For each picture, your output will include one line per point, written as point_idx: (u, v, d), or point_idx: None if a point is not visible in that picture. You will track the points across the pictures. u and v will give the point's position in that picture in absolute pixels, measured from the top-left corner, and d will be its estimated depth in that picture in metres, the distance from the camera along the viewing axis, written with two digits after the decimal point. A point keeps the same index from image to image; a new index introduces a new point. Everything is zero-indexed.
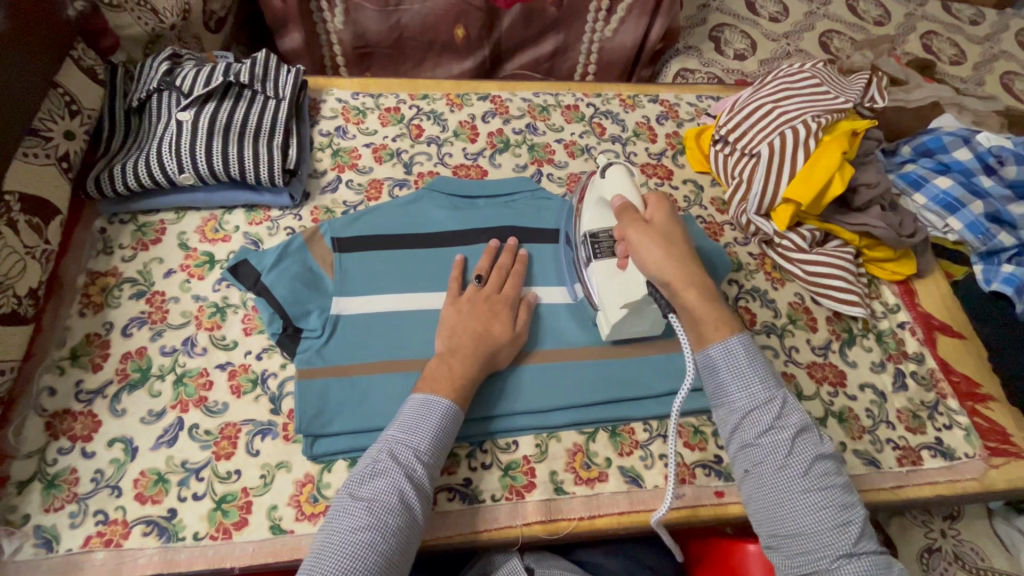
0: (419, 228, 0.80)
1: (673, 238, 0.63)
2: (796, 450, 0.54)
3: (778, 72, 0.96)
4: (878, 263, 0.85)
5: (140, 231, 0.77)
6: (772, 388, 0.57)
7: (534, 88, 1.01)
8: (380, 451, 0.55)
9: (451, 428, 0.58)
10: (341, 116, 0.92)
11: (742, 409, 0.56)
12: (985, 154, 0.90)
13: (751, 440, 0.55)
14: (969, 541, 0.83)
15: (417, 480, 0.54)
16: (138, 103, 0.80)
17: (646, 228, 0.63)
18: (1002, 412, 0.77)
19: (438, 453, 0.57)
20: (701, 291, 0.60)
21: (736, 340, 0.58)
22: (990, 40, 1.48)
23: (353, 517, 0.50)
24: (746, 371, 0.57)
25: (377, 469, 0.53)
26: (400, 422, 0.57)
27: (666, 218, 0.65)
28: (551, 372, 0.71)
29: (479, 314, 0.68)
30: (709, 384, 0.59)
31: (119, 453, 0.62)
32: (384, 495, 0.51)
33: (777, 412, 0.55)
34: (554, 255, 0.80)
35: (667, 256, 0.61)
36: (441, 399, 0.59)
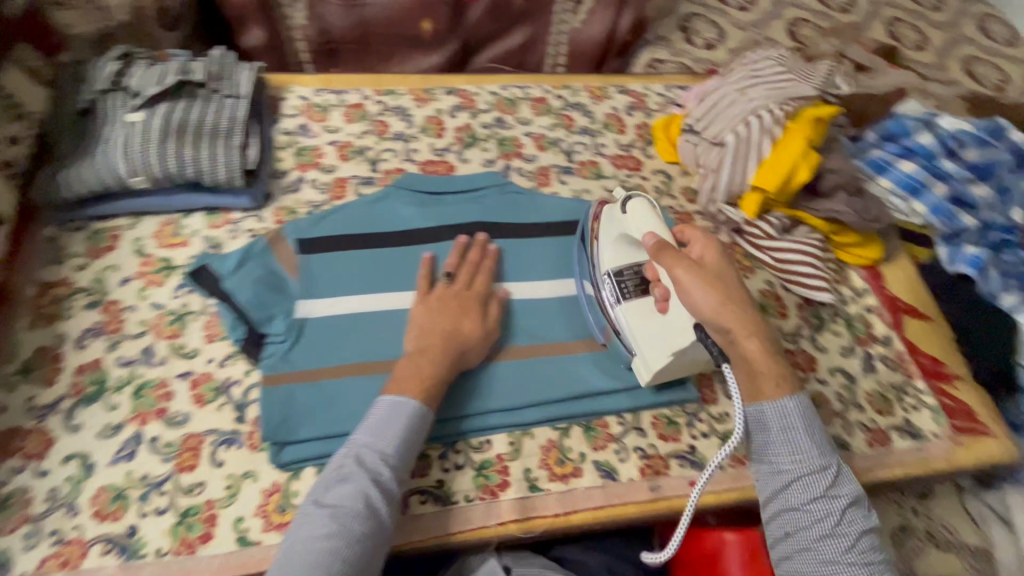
0: (386, 226, 0.78)
1: (726, 280, 0.62)
2: (845, 522, 0.56)
3: (743, 60, 0.96)
4: (846, 249, 0.86)
5: (94, 239, 0.74)
6: (827, 458, 0.58)
7: (501, 81, 0.99)
8: (346, 456, 0.54)
9: (420, 429, 0.58)
10: (303, 114, 0.89)
11: (794, 473, 0.58)
12: (946, 137, 0.91)
13: (798, 505, 0.57)
14: (940, 517, 0.85)
15: (384, 485, 0.53)
16: (86, 105, 0.77)
17: (699, 271, 0.62)
18: (969, 390, 0.79)
19: (407, 456, 0.56)
20: (760, 340, 0.59)
21: (793, 404, 0.59)
22: (952, 25, 1.51)
23: (318, 524, 0.50)
24: (800, 437, 0.58)
25: (344, 474, 0.53)
26: (366, 425, 0.56)
27: (716, 258, 0.64)
28: (524, 369, 0.70)
29: (449, 312, 0.67)
30: (758, 441, 0.61)
31: (75, 470, 0.59)
32: (350, 502, 0.51)
33: (830, 482, 0.57)
34: (525, 250, 0.79)
35: (723, 302, 0.60)
36: (409, 400, 0.58)
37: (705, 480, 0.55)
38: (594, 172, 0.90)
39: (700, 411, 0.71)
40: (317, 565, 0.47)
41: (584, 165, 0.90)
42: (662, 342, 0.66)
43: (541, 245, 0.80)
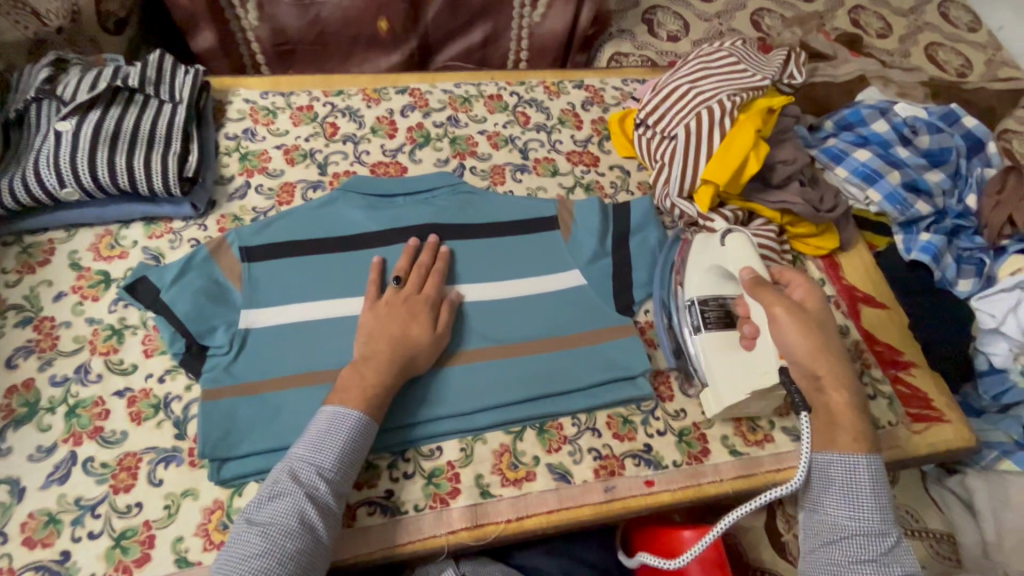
0: (334, 231, 0.77)
1: (825, 328, 0.63)
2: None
3: (698, 51, 0.95)
4: (802, 239, 0.86)
5: (26, 253, 0.71)
6: (888, 524, 0.56)
7: (455, 79, 0.98)
8: (283, 470, 0.54)
9: (361, 440, 0.57)
10: (249, 118, 0.87)
11: (851, 530, 0.56)
12: (900, 125, 0.92)
13: (844, 562, 0.55)
14: (903, 503, 0.84)
15: (320, 500, 0.53)
16: (16, 115, 0.74)
17: (802, 315, 0.63)
18: (926, 378, 0.79)
19: (347, 469, 0.56)
20: (844, 394, 0.61)
21: (865, 461, 0.58)
22: (914, 12, 1.51)
23: (249, 542, 0.49)
24: (863, 495, 0.57)
25: (277, 490, 0.52)
26: (306, 438, 0.56)
27: (817, 306, 0.65)
28: (477, 372, 0.68)
29: (397, 318, 0.65)
30: (817, 489, 0.60)
31: (5, 496, 0.57)
32: (285, 519, 0.50)
33: (886, 549, 0.55)
34: (477, 250, 0.78)
35: (818, 348, 0.61)
36: (350, 412, 0.57)
37: (755, 506, 0.55)
38: (549, 169, 0.88)
39: (657, 408, 0.71)
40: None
41: (540, 162, 0.89)
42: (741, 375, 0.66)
43: (493, 245, 0.79)
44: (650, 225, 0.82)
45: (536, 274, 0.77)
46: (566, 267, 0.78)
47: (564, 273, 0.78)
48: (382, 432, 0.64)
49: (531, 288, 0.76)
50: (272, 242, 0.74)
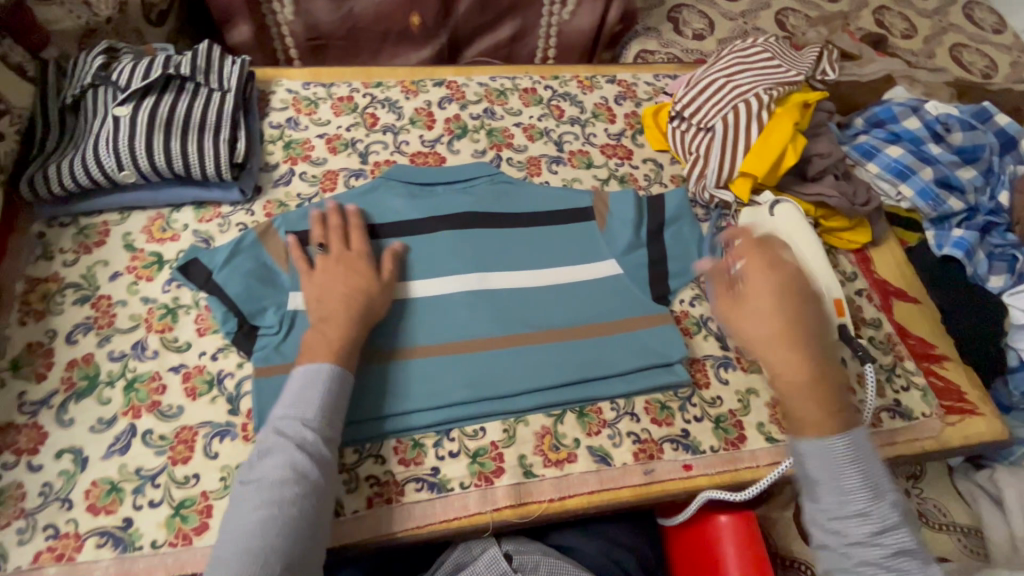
0: (378, 217, 0.78)
1: (767, 308, 0.57)
2: (890, 566, 0.49)
3: (731, 47, 0.97)
4: (836, 233, 0.87)
5: (82, 234, 0.73)
6: (875, 497, 0.51)
7: (491, 73, 0.99)
8: (268, 432, 0.56)
9: (340, 389, 0.59)
10: (292, 107, 0.89)
11: (843, 511, 0.51)
12: (933, 122, 0.92)
13: (836, 544, 0.51)
14: (931, 497, 0.86)
15: (311, 446, 0.55)
16: (72, 101, 0.76)
17: (736, 307, 0.60)
18: (957, 371, 0.80)
19: (329, 418, 0.57)
20: (798, 378, 0.54)
21: (840, 436, 0.52)
22: (938, 13, 1.51)
23: (249, 498, 0.51)
24: (847, 474, 0.51)
25: (266, 448, 0.54)
26: (284, 399, 0.58)
27: (767, 286, 0.58)
28: (440, 359, 0.68)
29: (336, 279, 0.67)
30: (803, 476, 0.54)
31: (69, 465, 0.59)
32: (275, 470, 0.52)
33: (881, 524, 0.50)
34: (517, 239, 0.79)
35: (754, 338, 0.57)
36: (321, 367, 0.59)
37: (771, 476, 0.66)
38: (584, 162, 0.90)
39: (693, 395, 0.72)
40: (250, 532, 0.49)
41: (575, 155, 0.90)
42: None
43: (533, 234, 0.80)
44: (684, 219, 0.84)
45: (574, 263, 0.78)
46: (603, 257, 0.79)
47: (601, 263, 0.79)
48: (353, 426, 0.64)
49: (571, 276, 0.77)
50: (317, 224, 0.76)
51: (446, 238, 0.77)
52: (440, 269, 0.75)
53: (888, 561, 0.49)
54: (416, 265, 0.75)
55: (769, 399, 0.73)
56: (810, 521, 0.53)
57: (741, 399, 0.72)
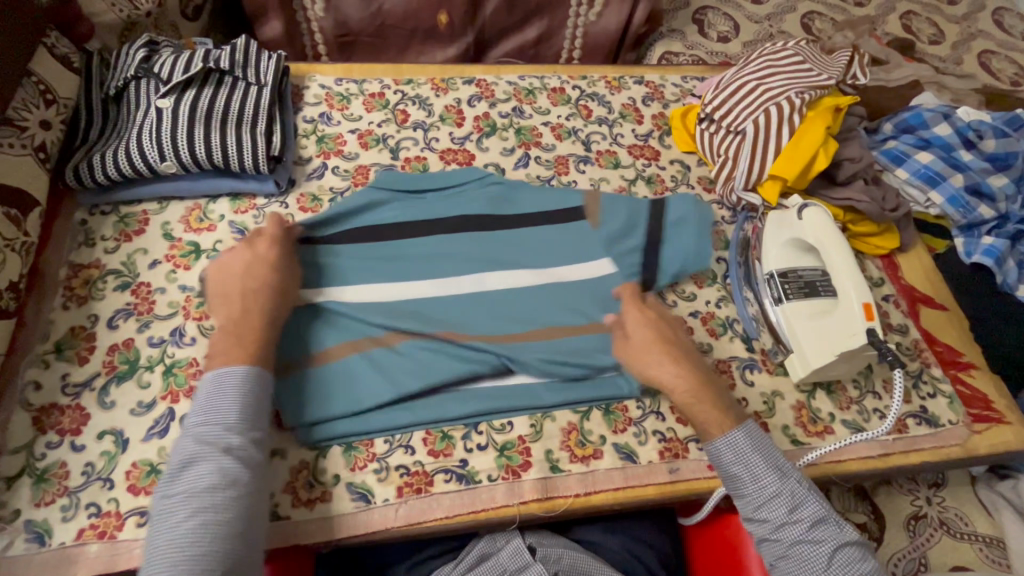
0: (399, 216, 0.78)
1: (649, 339, 0.68)
2: (813, 537, 0.57)
3: (761, 49, 0.97)
4: (863, 239, 0.87)
5: (123, 222, 0.75)
6: (782, 481, 0.60)
7: (519, 72, 1.00)
8: (184, 442, 0.52)
9: (257, 387, 0.56)
10: (325, 103, 0.90)
11: (759, 502, 0.60)
12: (965, 128, 0.91)
13: (768, 533, 0.59)
14: (953, 505, 0.84)
15: (238, 450, 0.52)
16: (115, 92, 0.78)
17: (627, 348, 0.69)
18: (984, 379, 0.80)
19: (250, 420, 0.55)
20: (689, 389, 0.64)
21: (741, 434, 0.61)
22: (967, 19, 1.49)
23: (175, 512, 0.49)
24: (757, 465, 0.60)
25: (186, 459, 0.51)
26: (196, 407, 0.54)
27: (647, 328, 0.69)
28: (348, 364, 0.66)
29: (237, 272, 0.65)
30: (724, 478, 0.62)
31: (110, 445, 0.61)
32: (202, 480, 0.50)
33: (792, 504, 0.59)
34: (506, 242, 0.78)
35: (650, 368, 0.66)
36: (235, 369, 0.56)
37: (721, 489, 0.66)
38: (612, 162, 0.90)
39: None
40: (183, 547, 0.47)
41: (602, 155, 0.91)
42: (829, 339, 0.70)
43: (524, 236, 0.78)
44: (688, 226, 0.81)
45: (568, 265, 0.76)
46: (596, 257, 0.77)
47: (593, 264, 0.76)
48: (328, 423, 0.63)
49: (563, 278, 0.75)
50: (310, 223, 0.74)
51: (466, 236, 0.77)
52: (427, 274, 0.73)
53: (810, 533, 0.57)
54: (404, 269, 0.73)
55: (794, 401, 0.73)
56: (744, 518, 0.61)
57: (767, 401, 0.72)
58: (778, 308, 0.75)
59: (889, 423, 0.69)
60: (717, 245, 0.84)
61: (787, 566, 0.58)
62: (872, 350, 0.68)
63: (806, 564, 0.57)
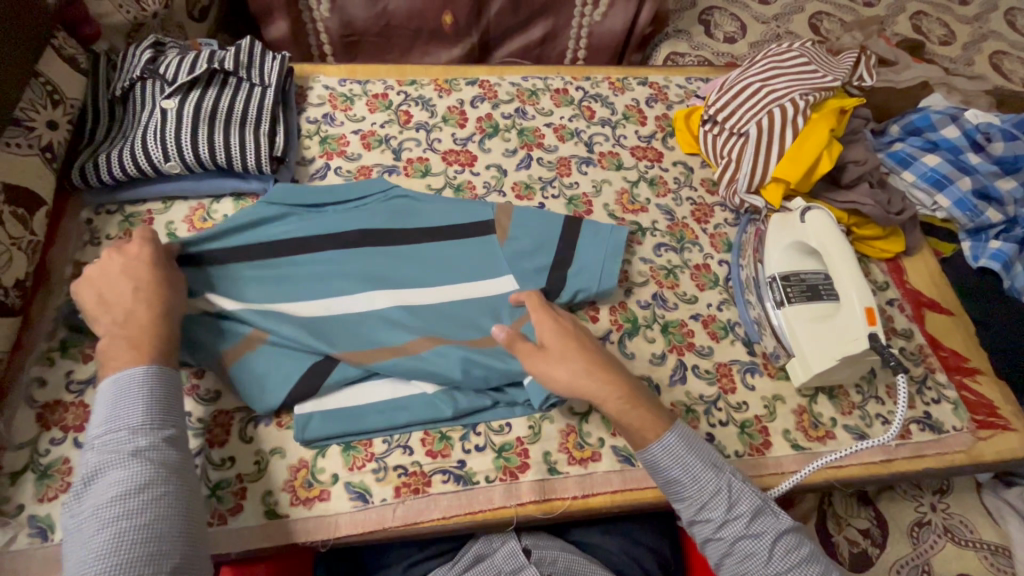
0: (302, 236, 0.74)
1: (566, 346, 0.63)
2: (753, 530, 0.58)
3: (766, 51, 0.96)
4: (869, 242, 0.86)
5: (128, 221, 0.76)
6: (716, 478, 0.59)
7: (522, 73, 1.00)
8: (89, 456, 0.51)
9: (161, 385, 0.55)
10: (328, 103, 0.91)
11: (696, 504, 0.59)
12: (972, 131, 0.91)
13: (711, 534, 0.59)
14: (958, 513, 0.83)
15: (147, 451, 0.51)
16: (121, 92, 0.79)
17: (543, 356, 0.63)
18: (990, 385, 0.79)
19: (155, 419, 0.53)
20: (619, 397, 0.61)
21: (672, 436, 0.60)
22: (979, 19, 1.47)
23: (86, 526, 0.48)
24: (691, 464, 0.59)
25: (94, 472, 0.50)
26: (97, 419, 0.53)
27: (555, 332, 0.64)
28: (239, 376, 0.64)
29: (114, 278, 0.60)
30: (662, 485, 0.61)
31: None
32: (111, 490, 0.49)
33: (729, 502, 0.59)
34: (411, 254, 0.74)
35: (572, 377, 0.61)
36: (133, 372, 0.54)
37: None
38: (614, 163, 0.90)
39: (719, 399, 0.71)
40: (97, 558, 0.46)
41: (604, 156, 0.91)
42: (830, 343, 0.69)
43: (424, 250, 0.75)
44: (601, 243, 0.77)
45: (470, 280, 0.73)
46: (500, 272, 0.73)
47: (496, 280, 0.73)
48: (319, 422, 0.63)
49: (467, 295, 0.72)
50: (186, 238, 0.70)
51: (457, 244, 0.76)
52: (314, 292, 0.70)
53: (750, 527, 0.58)
54: (292, 288, 0.70)
55: (795, 406, 0.72)
56: (687, 521, 0.60)
57: (768, 405, 0.72)
58: (779, 312, 0.75)
59: (896, 430, 0.67)
60: (720, 247, 0.84)
61: (732, 563, 0.58)
62: (874, 355, 0.68)
63: (749, 558, 0.57)
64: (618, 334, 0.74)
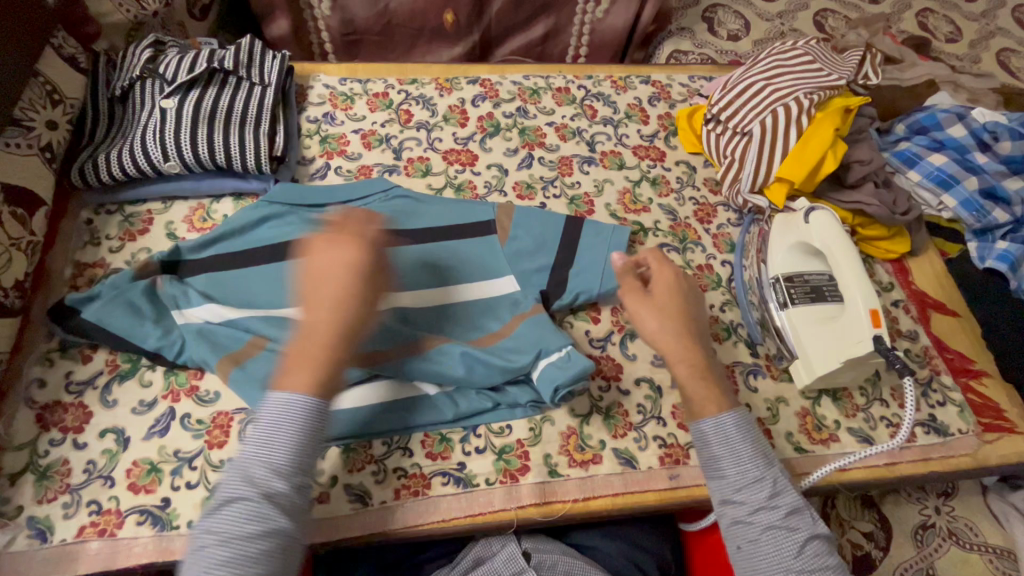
0: (288, 236, 0.73)
1: (670, 304, 0.64)
2: (788, 524, 0.55)
3: (770, 49, 0.95)
4: (872, 242, 0.85)
5: (127, 221, 0.76)
6: (763, 466, 0.58)
7: (524, 71, 0.99)
8: (235, 474, 0.53)
9: (314, 428, 0.56)
10: (329, 102, 0.90)
11: (737, 484, 0.57)
12: (980, 130, 0.89)
13: (743, 516, 0.56)
14: (963, 516, 0.82)
15: (278, 497, 0.52)
16: (121, 92, 0.79)
17: (643, 300, 0.65)
18: (997, 388, 0.78)
19: (302, 458, 0.55)
20: (691, 365, 0.61)
21: (731, 419, 0.59)
22: (986, 16, 1.46)
23: (214, 550, 0.50)
24: (740, 450, 0.58)
25: (231, 497, 0.52)
26: (254, 436, 0.55)
27: (669, 289, 0.66)
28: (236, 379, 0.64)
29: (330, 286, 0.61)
30: (705, 460, 0.59)
31: (112, 444, 0.61)
32: (244, 526, 0.51)
33: (770, 490, 0.56)
34: (405, 256, 0.73)
35: (662, 326, 0.63)
36: (296, 402, 0.55)
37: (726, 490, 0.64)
38: (616, 163, 0.89)
39: None
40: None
41: (606, 155, 0.90)
42: (834, 346, 0.69)
43: (424, 250, 0.74)
44: (601, 243, 0.76)
45: (472, 279, 0.72)
46: (502, 271, 0.73)
47: (498, 279, 0.72)
48: None
49: (470, 295, 0.72)
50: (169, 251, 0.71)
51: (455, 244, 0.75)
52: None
53: (785, 520, 0.55)
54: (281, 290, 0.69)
55: (798, 408, 0.72)
56: (719, 502, 0.58)
57: (771, 407, 0.71)
58: (783, 314, 0.73)
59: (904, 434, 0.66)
60: (722, 248, 0.83)
61: (754, 553, 0.55)
62: (878, 358, 0.67)
63: (774, 552, 0.54)
64: (618, 335, 0.74)
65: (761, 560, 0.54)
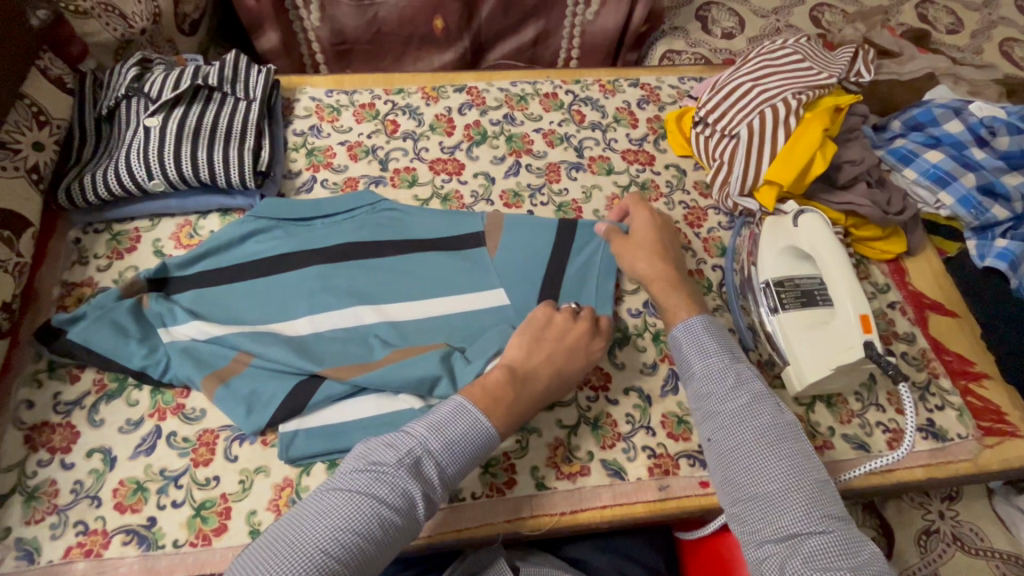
0: (285, 255, 0.73)
1: (649, 240, 0.73)
2: (755, 413, 0.58)
3: (759, 48, 0.93)
4: (868, 242, 0.84)
5: (115, 240, 0.76)
6: (730, 360, 0.62)
7: (512, 77, 0.98)
8: (409, 447, 0.53)
9: (486, 454, 0.57)
10: (315, 115, 0.90)
11: (709, 378, 0.61)
12: (977, 125, 0.86)
13: (713, 407, 0.60)
14: (968, 521, 0.80)
15: (430, 493, 0.53)
16: (107, 111, 0.79)
17: (625, 239, 0.74)
18: (998, 390, 0.76)
19: (461, 474, 0.56)
20: (665, 282, 0.70)
21: (698, 319, 0.65)
22: (987, 6, 1.42)
23: (348, 508, 0.49)
24: (708, 345, 0.63)
25: (397, 466, 0.52)
26: (435, 425, 0.55)
27: (646, 227, 0.75)
28: (219, 396, 0.63)
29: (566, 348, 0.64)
30: (680, 364, 0.65)
31: (98, 463, 0.62)
32: (396, 502, 0.51)
33: (734, 379, 0.60)
34: (389, 270, 0.73)
35: (642, 258, 0.72)
36: (490, 426, 0.57)
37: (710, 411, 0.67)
38: (604, 168, 0.88)
39: None
40: (343, 538, 0.48)
41: (595, 161, 0.89)
42: (828, 350, 0.67)
43: (409, 262, 0.74)
44: (586, 253, 0.76)
45: (455, 291, 0.72)
46: (488, 284, 0.72)
47: (482, 291, 0.72)
48: (299, 441, 0.62)
49: (454, 307, 0.71)
50: (155, 271, 0.71)
51: (441, 256, 0.75)
52: (300, 308, 0.70)
53: (750, 408, 0.58)
54: (268, 305, 0.70)
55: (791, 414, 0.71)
56: (694, 399, 0.62)
57: None
58: (774, 319, 0.72)
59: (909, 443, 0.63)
60: (713, 252, 0.82)
61: (724, 438, 0.58)
62: (871, 365, 0.64)
63: (741, 430, 0.57)
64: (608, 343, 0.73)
65: (729, 442, 0.57)
